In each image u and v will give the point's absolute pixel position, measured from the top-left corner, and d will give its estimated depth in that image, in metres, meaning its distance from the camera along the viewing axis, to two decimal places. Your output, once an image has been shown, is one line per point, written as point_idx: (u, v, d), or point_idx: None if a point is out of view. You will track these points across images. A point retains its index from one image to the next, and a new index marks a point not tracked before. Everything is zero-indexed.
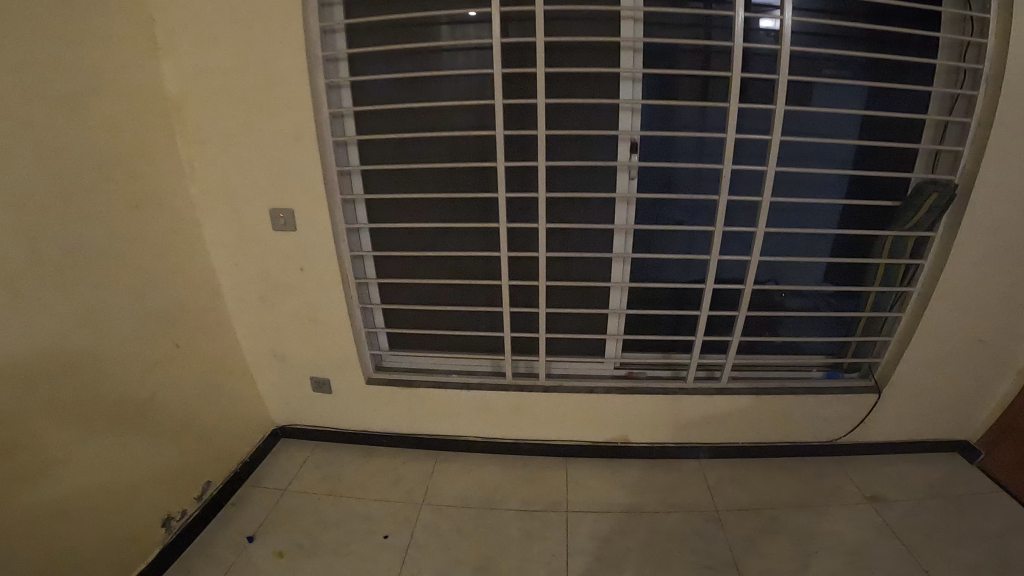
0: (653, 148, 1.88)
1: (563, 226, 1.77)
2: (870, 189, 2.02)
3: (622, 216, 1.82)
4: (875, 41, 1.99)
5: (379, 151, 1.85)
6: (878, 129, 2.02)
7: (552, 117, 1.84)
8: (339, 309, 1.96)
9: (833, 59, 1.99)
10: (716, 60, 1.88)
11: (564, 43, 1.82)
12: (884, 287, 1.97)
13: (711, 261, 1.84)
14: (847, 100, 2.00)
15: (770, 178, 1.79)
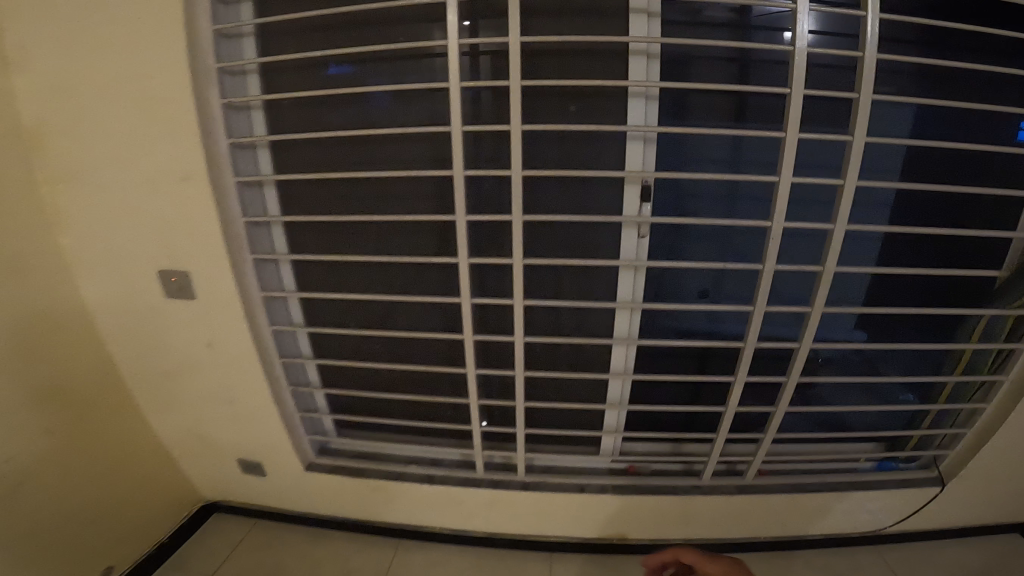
0: (670, 197, 1.39)
1: (547, 303, 1.30)
2: (960, 250, 1.52)
3: (628, 288, 1.35)
4: (973, 45, 1.47)
5: (306, 195, 1.39)
6: (973, 166, 1.52)
7: (534, 151, 1.36)
8: (261, 389, 1.54)
9: (913, 71, 1.48)
10: (758, 74, 1.38)
11: (550, 46, 1.32)
12: (967, 377, 1.53)
13: (746, 350, 1.37)
14: (933, 125, 1.50)
15: (839, 242, 1.27)
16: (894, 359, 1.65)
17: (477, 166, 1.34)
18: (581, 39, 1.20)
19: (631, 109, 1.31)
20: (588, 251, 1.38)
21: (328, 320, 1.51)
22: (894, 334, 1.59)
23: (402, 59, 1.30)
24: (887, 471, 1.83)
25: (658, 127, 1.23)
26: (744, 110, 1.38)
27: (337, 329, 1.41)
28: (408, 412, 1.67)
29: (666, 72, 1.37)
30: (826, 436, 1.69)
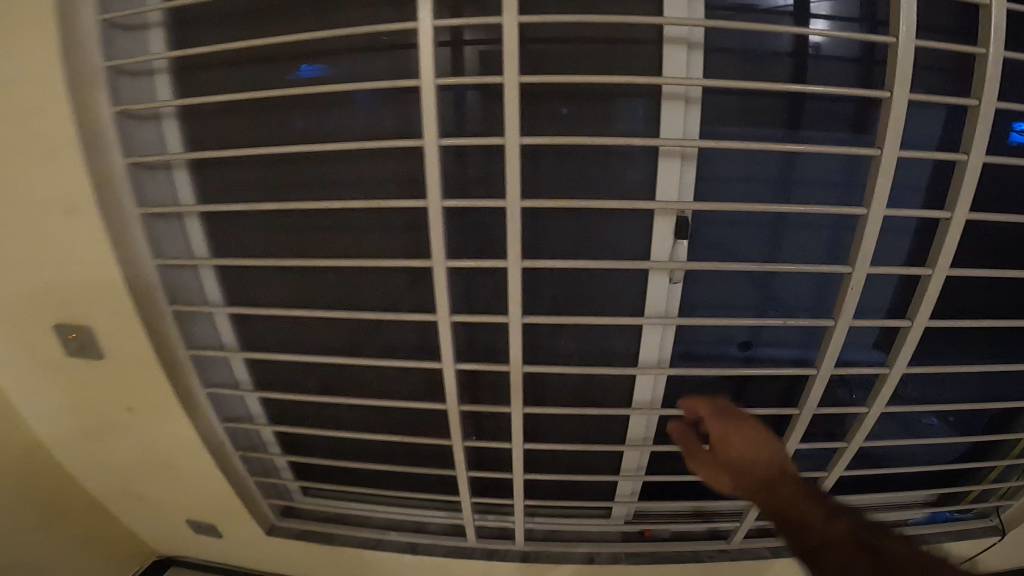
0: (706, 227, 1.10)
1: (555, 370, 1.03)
2: None
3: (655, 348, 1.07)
4: None
5: (239, 229, 1.08)
6: None
7: (533, 172, 1.04)
8: (200, 457, 1.26)
9: None
10: (821, 72, 1.04)
11: (555, 30, 1.00)
12: None
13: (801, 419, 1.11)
14: None
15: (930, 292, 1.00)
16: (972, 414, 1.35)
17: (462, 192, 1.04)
18: (601, 21, 0.86)
19: (667, 115, 0.99)
20: (604, 299, 1.08)
21: (283, 379, 1.23)
22: (972, 387, 1.30)
23: (358, 51, 0.97)
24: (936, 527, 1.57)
25: (705, 139, 0.91)
26: (807, 116, 1.07)
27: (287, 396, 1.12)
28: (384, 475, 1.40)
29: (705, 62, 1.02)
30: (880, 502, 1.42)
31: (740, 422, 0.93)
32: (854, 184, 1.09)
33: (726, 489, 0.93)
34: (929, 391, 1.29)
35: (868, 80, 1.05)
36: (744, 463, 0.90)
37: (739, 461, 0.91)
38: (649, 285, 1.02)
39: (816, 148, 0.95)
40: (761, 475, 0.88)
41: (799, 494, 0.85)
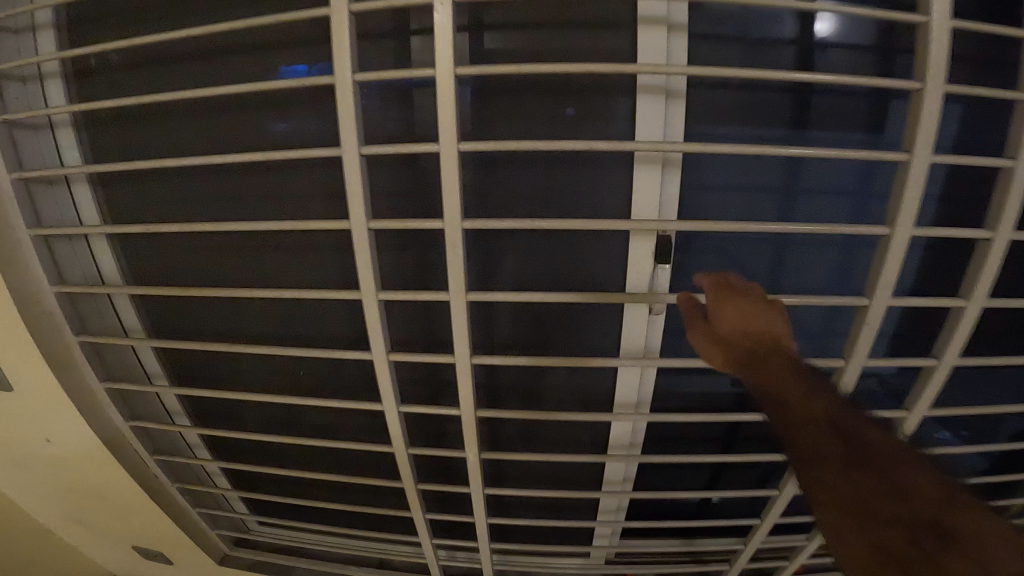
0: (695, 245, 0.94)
1: (519, 417, 0.91)
2: None
3: (634, 389, 0.95)
4: None
5: (154, 253, 0.94)
6: None
7: (487, 184, 0.89)
8: (133, 494, 1.15)
9: None
10: (833, 63, 0.87)
11: (511, 17, 0.85)
12: None
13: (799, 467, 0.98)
14: None
15: (963, 329, 0.83)
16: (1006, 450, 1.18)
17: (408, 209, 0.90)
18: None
19: (644, 112, 0.81)
20: (571, 331, 0.94)
21: (221, 414, 1.10)
22: (1007, 424, 1.13)
23: (277, 47, 0.82)
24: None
25: (688, 144, 0.75)
26: (815, 115, 0.90)
27: (219, 436, 0.99)
28: (340, 511, 1.27)
29: (692, 52, 0.85)
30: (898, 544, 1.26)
31: (736, 299, 0.66)
32: (871, 195, 0.92)
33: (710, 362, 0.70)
34: (956, 430, 1.12)
35: (889, 71, 0.87)
36: (752, 348, 0.65)
37: (750, 343, 0.66)
38: (626, 318, 0.89)
39: (825, 154, 0.78)
40: (772, 368, 0.64)
41: (815, 400, 0.63)
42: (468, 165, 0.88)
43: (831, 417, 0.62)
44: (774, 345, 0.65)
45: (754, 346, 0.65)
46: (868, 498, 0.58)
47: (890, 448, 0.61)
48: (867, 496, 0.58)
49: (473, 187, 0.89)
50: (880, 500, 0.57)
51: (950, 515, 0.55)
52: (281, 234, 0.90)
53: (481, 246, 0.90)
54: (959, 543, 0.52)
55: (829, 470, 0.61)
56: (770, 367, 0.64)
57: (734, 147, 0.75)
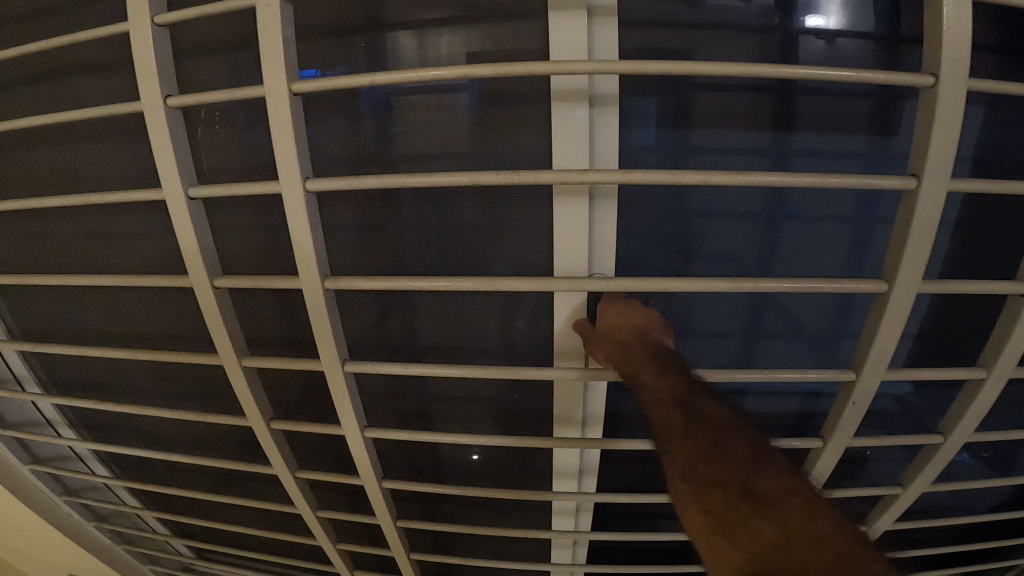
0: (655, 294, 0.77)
1: (434, 488, 0.82)
2: None
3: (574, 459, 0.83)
4: None
5: (18, 304, 0.81)
6: None
7: (393, 226, 0.71)
8: (49, 534, 1.07)
9: None
10: (823, 55, 0.67)
11: (402, 13, 0.68)
12: None
13: None
14: None
15: (969, 409, 0.65)
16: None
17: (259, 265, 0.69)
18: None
19: (561, 128, 0.62)
20: (496, 387, 0.84)
21: (136, 463, 1.01)
22: None
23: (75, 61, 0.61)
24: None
25: (612, 174, 0.57)
26: (802, 124, 0.70)
27: (123, 485, 0.92)
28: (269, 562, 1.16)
29: (631, 47, 0.67)
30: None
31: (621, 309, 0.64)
32: (872, 224, 0.73)
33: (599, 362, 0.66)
34: (971, 498, 0.93)
35: (892, 64, 0.67)
36: (618, 338, 0.63)
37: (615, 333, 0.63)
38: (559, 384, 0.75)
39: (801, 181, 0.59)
40: (636, 358, 0.62)
41: (674, 384, 0.59)
42: (369, 204, 0.71)
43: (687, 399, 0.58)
44: (640, 337, 0.63)
45: (620, 335, 0.63)
46: (714, 483, 0.54)
47: (744, 433, 0.57)
48: (714, 481, 0.54)
49: (378, 230, 0.72)
50: (726, 485, 0.53)
51: (790, 502, 0.50)
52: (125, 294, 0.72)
53: (399, 305, 0.79)
54: (796, 529, 0.48)
55: (683, 453, 0.56)
56: (632, 356, 0.62)
57: (674, 176, 0.57)
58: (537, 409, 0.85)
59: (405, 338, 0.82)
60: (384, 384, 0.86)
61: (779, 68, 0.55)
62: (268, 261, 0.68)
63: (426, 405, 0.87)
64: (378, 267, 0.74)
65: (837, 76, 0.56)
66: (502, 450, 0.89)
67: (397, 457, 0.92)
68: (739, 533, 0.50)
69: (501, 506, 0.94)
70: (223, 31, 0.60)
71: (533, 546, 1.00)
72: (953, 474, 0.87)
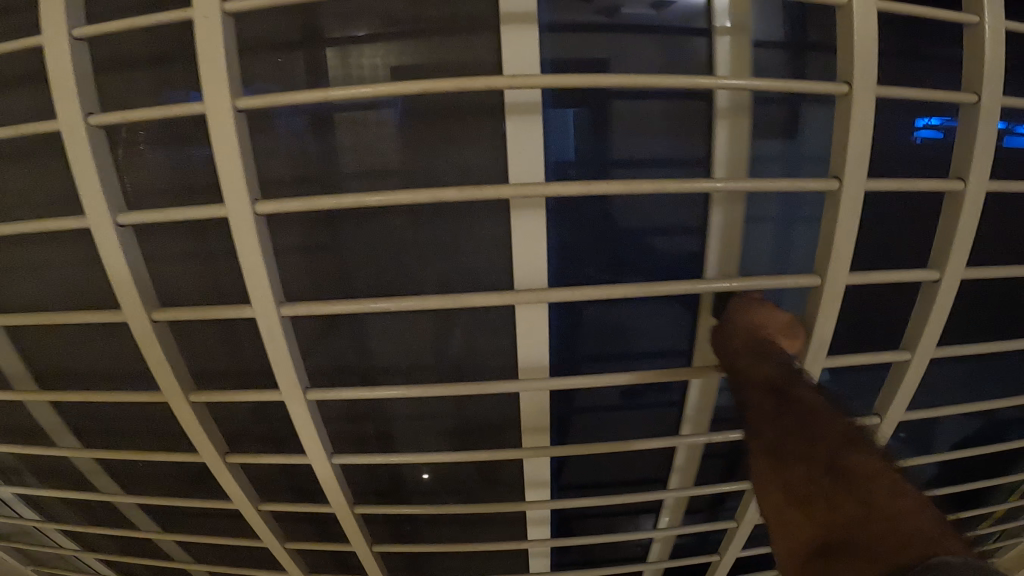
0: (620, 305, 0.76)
1: (404, 513, 0.79)
2: None
3: (545, 467, 0.84)
4: None
5: None
6: None
7: (347, 246, 0.69)
8: None
9: None
10: None
11: (346, 26, 0.67)
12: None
13: (739, 530, 0.90)
14: None
15: (901, 389, 0.71)
16: (990, 490, 1.03)
17: (204, 300, 0.64)
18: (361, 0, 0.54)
19: (513, 143, 0.64)
20: (460, 403, 0.82)
21: (72, 510, 0.92)
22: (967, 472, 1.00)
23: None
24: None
25: (569, 185, 0.58)
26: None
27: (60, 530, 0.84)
28: None
29: (578, 59, 0.69)
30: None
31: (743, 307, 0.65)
32: (800, 224, 0.78)
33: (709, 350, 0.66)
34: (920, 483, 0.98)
35: (809, 75, 0.73)
36: (729, 330, 0.64)
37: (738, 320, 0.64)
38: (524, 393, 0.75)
39: (741, 185, 0.62)
40: (740, 347, 0.62)
41: (770, 371, 0.59)
42: (317, 225, 0.68)
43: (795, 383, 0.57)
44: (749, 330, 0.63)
45: (730, 328, 0.64)
46: (800, 463, 0.53)
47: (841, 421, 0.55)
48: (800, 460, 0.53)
49: (331, 250, 0.70)
50: (812, 464, 0.52)
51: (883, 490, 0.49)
52: (56, 329, 0.66)
53: (351, 329, 0.76)
54: (883, 514, 0.47)
55: (772, 433, 0.56)
56: (738, 346, 0.62)
57: (626, 185, 0.59)
58: (502, 423, 0.84)
59: (358, 365, 0.78)
60: (343, 409, 0.82)
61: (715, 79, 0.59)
62: (211, 289, 0.63)
63: (390, 426, 0.84)
64: (332, 289, 0.71)
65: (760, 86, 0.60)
66: (468, 466, 0.88)
67: (360, 484, 0.88)
68: (819, 511, 0.50)
69: (472, 522, 0.93)
70: (149, 45, 0.56)
71: (506, 558, 1.00)
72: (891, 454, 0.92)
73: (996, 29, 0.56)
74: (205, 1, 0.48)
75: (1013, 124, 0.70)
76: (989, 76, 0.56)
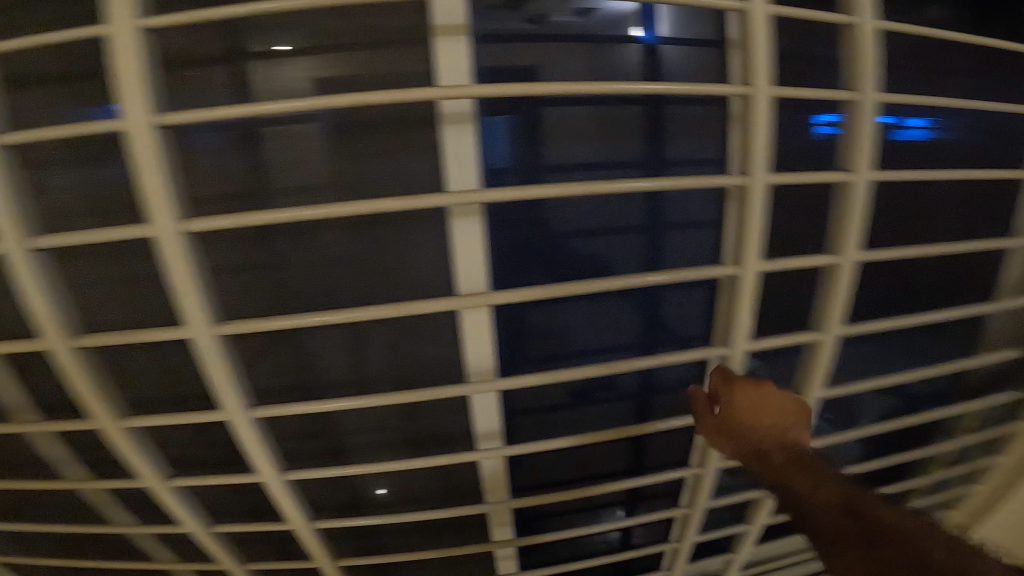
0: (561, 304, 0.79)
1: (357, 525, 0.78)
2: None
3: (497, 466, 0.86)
4: None
5: None
6: None
7: (282, 262, 0.68)
8: None
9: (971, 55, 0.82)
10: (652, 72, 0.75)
11: (275, 40, 0.66)
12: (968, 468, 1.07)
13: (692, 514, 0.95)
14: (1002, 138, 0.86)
15: (820, 367, 0.77)
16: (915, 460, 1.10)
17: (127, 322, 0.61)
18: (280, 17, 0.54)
19: (447, 153, 0.66)
20: (410, 411, 0.82)
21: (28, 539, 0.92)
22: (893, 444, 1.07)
23: None
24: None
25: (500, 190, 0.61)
26: (660, 136, 0.78)
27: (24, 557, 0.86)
28: None
29: (509, 68, 0.71)
30: (813, 563, 1.20)
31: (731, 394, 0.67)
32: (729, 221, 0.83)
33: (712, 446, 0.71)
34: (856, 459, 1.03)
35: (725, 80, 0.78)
36: (724, 417, 0.69)
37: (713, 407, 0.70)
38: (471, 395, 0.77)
39: (659, 184, 0.66)
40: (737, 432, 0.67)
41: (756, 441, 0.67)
42: (260, 241, 0.68)
43: (811, 475, 0.64)
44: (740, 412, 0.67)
45: (723, 418, 0.69)
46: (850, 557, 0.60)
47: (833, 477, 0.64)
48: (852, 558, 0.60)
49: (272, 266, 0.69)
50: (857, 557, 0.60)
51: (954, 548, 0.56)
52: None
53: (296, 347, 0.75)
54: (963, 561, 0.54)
55: (813, 530, 0.64)
56: (738, 434, 0.67)
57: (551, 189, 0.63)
58: (452, 428, 0.84)
59: (304, 384, 0.77)
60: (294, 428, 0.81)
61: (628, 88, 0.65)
62: (140, 312, 0.61)
63: (340, 440, 0.83)
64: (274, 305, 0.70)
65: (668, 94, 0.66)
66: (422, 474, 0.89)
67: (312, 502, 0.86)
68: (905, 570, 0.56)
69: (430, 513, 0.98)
70: (61, 62, 0.55)
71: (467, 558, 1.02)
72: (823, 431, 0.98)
73: (872, 33, 0.62)
74: (120, 19, 0.48)
75: (903, 120, 0.77)
76: (867, 75, 0.62)
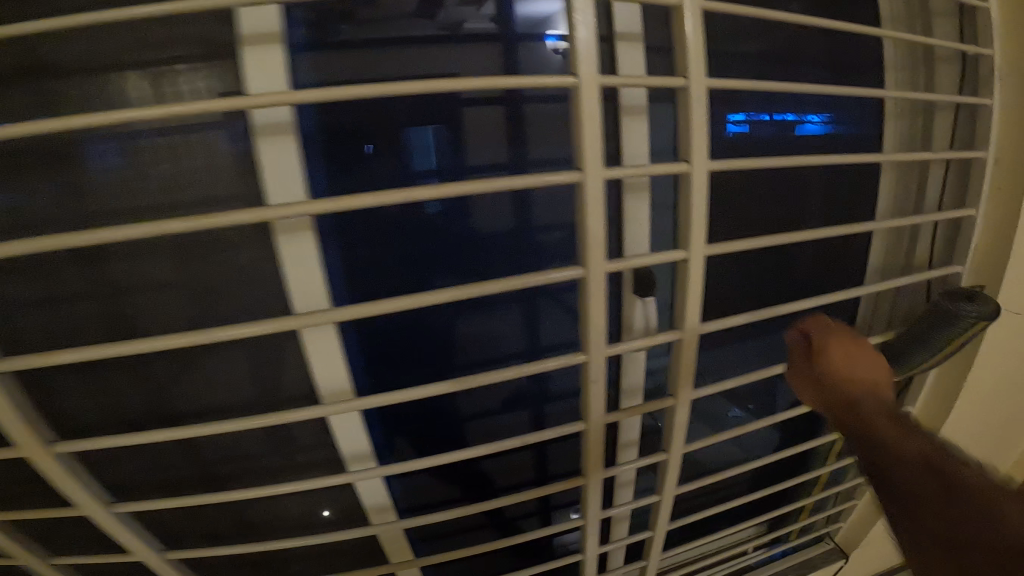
0: (419, 311, 0.77)
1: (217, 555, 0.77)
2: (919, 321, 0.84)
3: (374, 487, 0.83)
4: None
5: None
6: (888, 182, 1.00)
7: (91, 289, 0.65)
8: None
9: (801, 54, 0.87)
10: (495, 67, 0.71)
11: (67, 53, 0.61)
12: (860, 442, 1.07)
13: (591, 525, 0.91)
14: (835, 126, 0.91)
15: (687, 362, 0.76)
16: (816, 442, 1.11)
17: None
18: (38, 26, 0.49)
19: (266, 166, 0.61)
20: (273, 436, 0.79)
21: None
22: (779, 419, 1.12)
23: None
24: (785, 559, 1.25)
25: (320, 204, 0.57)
26: (513, 136, 0.75)
27: None
28: None
29: (342, 71, 0.67)
30: (728, 553, 1.20)
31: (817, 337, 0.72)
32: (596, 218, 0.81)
33: (804, 393, 0.74)
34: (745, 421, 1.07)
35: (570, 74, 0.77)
36: (808, 362, 0.72)
37: (806, 356, 0.72)
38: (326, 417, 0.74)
39: (494, 183, 0.62)
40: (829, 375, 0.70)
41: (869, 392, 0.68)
42: (65, 267, 0.63)
43: (906, 424, 0.65)
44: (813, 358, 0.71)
45: (809, 360, 0.72)
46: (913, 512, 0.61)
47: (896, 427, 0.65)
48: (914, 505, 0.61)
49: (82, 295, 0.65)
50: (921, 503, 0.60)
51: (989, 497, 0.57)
52: None
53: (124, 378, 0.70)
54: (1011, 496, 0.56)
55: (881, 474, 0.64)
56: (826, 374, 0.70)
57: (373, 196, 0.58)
58: (321, 447, 0.81)
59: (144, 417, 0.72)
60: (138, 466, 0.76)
61: (464, 81, 0.59)
62: None
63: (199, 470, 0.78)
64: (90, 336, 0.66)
65: (503, 89, 0.60)
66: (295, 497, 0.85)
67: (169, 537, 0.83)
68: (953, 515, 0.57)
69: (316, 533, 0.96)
70: None
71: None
72: (709, 411, 1.02)
73: (695, 16, 0.60)
74: None
75: (804, 116, 0.87)
76: (693, 61, 0.61)
